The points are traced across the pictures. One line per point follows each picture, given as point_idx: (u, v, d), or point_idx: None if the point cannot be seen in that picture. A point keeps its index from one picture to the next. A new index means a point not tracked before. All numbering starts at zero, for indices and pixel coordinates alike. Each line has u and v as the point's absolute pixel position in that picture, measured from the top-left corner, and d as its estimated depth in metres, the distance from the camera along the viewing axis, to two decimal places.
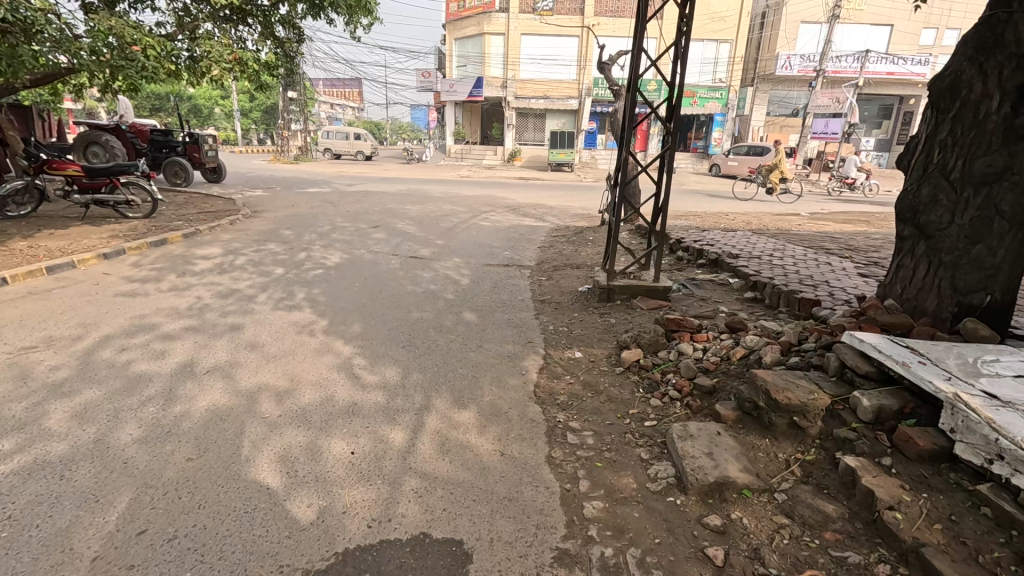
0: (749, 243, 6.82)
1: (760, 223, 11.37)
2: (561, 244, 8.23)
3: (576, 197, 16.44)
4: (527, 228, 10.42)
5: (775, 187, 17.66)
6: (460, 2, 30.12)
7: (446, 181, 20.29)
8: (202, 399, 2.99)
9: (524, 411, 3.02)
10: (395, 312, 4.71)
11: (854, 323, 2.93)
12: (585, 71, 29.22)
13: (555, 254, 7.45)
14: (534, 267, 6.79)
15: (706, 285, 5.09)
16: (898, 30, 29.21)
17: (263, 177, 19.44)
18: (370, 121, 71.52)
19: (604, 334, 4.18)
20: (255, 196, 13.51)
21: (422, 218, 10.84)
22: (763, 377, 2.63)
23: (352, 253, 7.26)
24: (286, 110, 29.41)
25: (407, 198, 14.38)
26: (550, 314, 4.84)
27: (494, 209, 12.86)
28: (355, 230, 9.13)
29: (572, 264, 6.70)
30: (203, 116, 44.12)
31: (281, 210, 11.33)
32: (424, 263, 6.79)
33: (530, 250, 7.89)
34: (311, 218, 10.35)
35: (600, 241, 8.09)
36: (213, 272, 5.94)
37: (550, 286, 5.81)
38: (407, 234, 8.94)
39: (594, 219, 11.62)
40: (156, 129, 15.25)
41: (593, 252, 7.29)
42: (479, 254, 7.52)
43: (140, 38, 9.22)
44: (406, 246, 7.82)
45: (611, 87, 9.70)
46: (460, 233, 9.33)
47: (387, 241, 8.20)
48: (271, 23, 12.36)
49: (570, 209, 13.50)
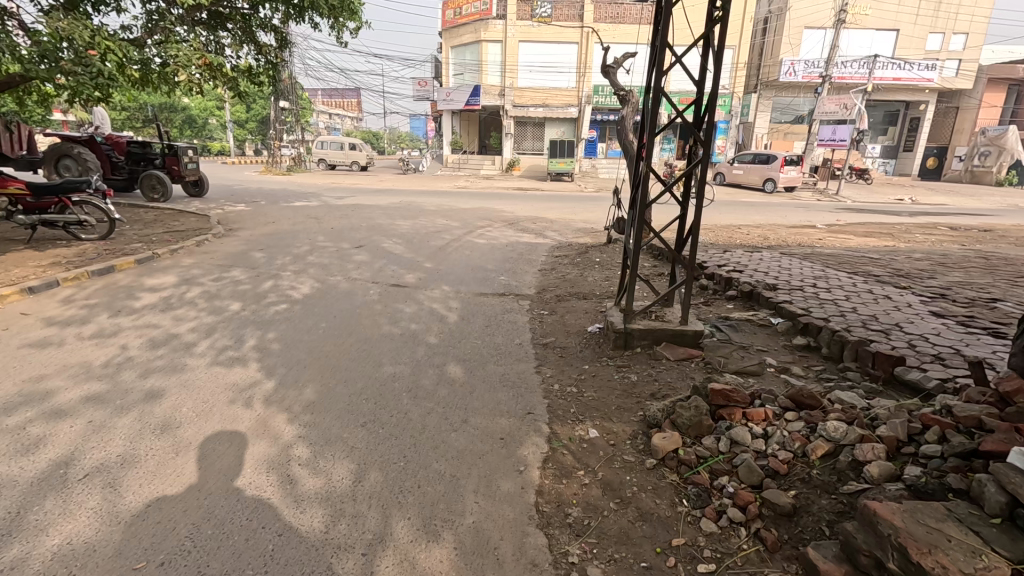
0: (783, 268, 5.90)
1: (778, 238, 10.51)
2: (564, 267, 7.31)
3: (576, 209, 15.63)
4: (526, 246, 9.55)
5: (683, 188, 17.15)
6: (456, 10, 29.54)
7: (441, 193, 19.49)
8: (56, 533, 2.08)
9: (521, 545, 2.11)
10: (363, 366, 3.80)
11: (1001, 420, 2.03)
12: (585, 78, 28.52)
13: (558, 281, 6.53)
14: (534, 296, 5.92)
15: (743, 326, 4.18)
16: (903, 35, 28.48)
17: (250, 189, 18.66)
18: (367, 132, 71.34)
19: (624, 401, 3.28)
20: (236, 212, 12.69)
21: (411, 235, 9.97)
22: (885, 515, 1.72)
23: (327, 281, 6.37)
24: (278, 120, 28.72)
25: (397, 212, 13.54)
26: (553, 366, 3.93)
27: (489, 224, 12.01)
28: (335, 252, 8.25)
29: (577, 294, 5.80)
30: (197, 128, 43.63)
31: (259, 228, 10.46)
32: (408, 293, 5.90)
33: (529, 274, 7.00)
34: (290, 237, 9.49)
35: (607, 264, 7.20)
36: (155, 309, 5.04)
37: (553, 323, 4.91)
38: (394, 255, 8.07)
39: (598, 234, 10.76)
40: (134, 141, 14.45)
41: (601, 278, 6.41)
42: (473, 280, 6.64)
43: (98, 41, 8.32)
44: (390, 271, 6.94)
45: (617, 92, 8.88)
46: (451, 253, 8.44)
47: (369, 265, 7.32)
48: (253, 27, 11.54)
49: (571, 223, 12.65)
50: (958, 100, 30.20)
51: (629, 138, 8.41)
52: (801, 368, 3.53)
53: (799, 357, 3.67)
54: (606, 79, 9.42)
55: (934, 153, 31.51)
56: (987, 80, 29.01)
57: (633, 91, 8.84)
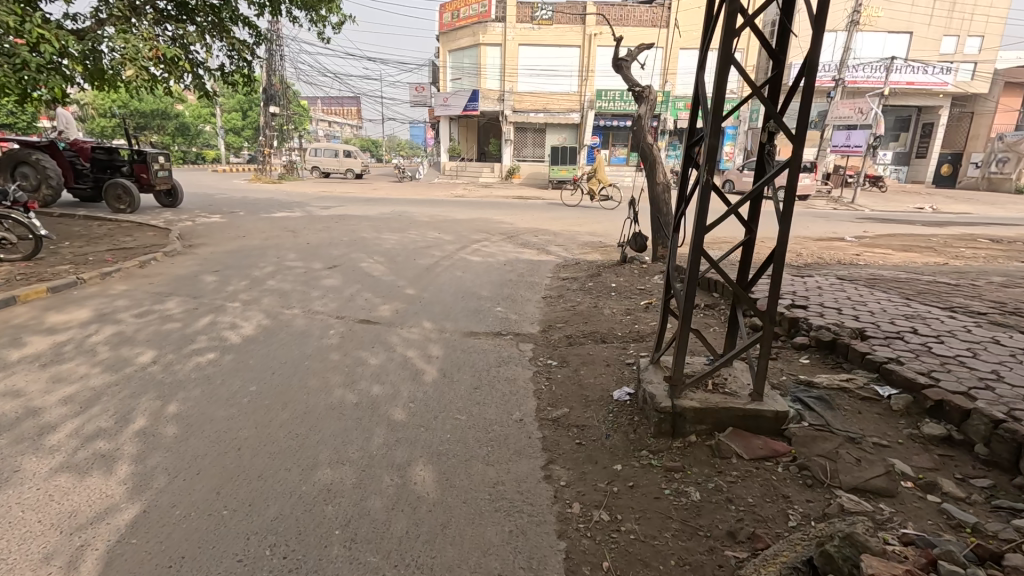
0: (852, 300, 4.68)
1: (810, 254, 9.30)
2: (573, 294, 6.09)
3: (580, 220, 14.44)
4: (526, 265, 8.31)
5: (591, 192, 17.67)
6: (455, 13, 28.54)
7: (436, 201, 18.33)
8: None
9: None
10: (286, 474, 2.53)
11: None
12: (587, 82, 27.42)
13: (566, 314, 5.31)
14: (538, 337, 4.69)
15: (840, 400, 2.93)
16: (917, 37, 27.41)
17: (231, 198, 17.52)
18: (365, 139, 70.63)
19: (689, 554, 2.03)
20: (206, 226, 11.52)
21: (396, 253, 8.74)
22: None
23: (281, 316, 5.11)
24: (268, 126, 27.61)
25: (383, 225, 12.33)
26: (571, 466, 2.68)
27: (486, 238, 10.78)
28: (303, 275, 6.99)
29: (593, 336, 4.58)
30: (190, 136, 42.84)
31: (224, 243, 9.22)
32: (379, 334, 4.65)
33: (530, 304, 5.76)
34: (256, 255, 8.28)
35: (626, 291, 5.95)
36: (36, 362, 3.80)
37: (565, 384, 3.67)
38: (373, 279, 6.84)
39: (608, 250, 9.59)
40: (100, 146, 13.22)
41: (621, 313, 5.17)
42: (462, 313, 5.40)
43: (29, 28, 7.17)
44: (362, 301, 5.70)
45: (633, 89, 7.73)
46: (439, 275, 7.19)
47: (338, 293, 6.06)
48: (224, 19, 10.38)
49: (577, 236, 11.44)
50: (974, 104, 29.10)
51: (646, 143, 7.19)
52: (956, 486, 2.27)
53: (942, 461, 2.43)
54: (617, 75, 8.26)
55: (948, 160, 30.28)
56: (1003, 83, 27.93)
57: (651, 88, 7.75)
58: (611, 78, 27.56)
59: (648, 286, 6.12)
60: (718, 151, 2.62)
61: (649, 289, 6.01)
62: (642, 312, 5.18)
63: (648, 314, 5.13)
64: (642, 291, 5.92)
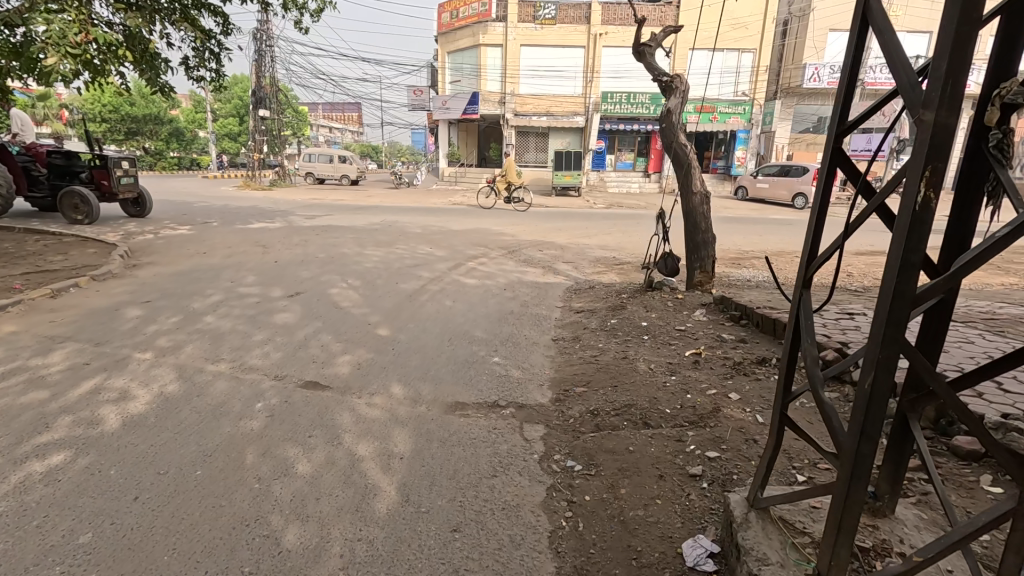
0: (998, 362, 3.42)
1: (861, 276, 7.93)
2: (593, 337, 4.71)
3: (588, 231, 13.14)
4: (530, 289, 6.95)
5: (503, 191, 16.98)
6: (454, 12, 27.32)
7: (432, 210, 17.07)
8: None
9: None
10: None
11: None
12: (592, 84, 26.18)
13: (586, 372, 3.92)
14: (552, 415, 3.30)
15: None
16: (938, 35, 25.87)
17: (212, 207, 16.30)
18: (365, 146, 70.02)
19: None
20: (168, 240, 10.24)
21: (375, 275, 7.40)
22: None
23: (200, 376, 3.75)
24: (258, 131, 26.44)
25: (369, 237, 11.01)
26: None
27: (484, 254, 9.43)
28: (254, 307, 5.65)
29: (628, 415, 3.19)
30: (185, 142, 41.95)
31: (178, 262, 7.91)
32: (325, 413, 3.27)
33: (536, 355, 4.39)
34: (209, 278, 6.95)
35: (663, 334, 4.54)
36: None
37: (598, 525, 2.27)
38: (341, 312, 5.48)
39: (625, 269, 8.29)
40: (58, 150, 11.97)
41: (661, 373, 3.76)
42: (445, 369, 4.02)
43: None
44: (317, 349, 4.33)
45: (658, 78, 6.45)
46: (423, 306, 5.82)
47: (289, 334, 4.69)
48: (185, 4, 9.25)
49: (587, 251, 10.09)
50: None
51: (680, 144, 5.83)
52: None
53: None
54: (639, 63, 6.93)
55: None
56: None
57: (683, 77, 6.41)
58: (616, 81, 26.31)
59: (688, 325, 4.74)
60: (959, 133, 1.20)
61: (692, 330, 4.63)
62: (692, 370, 3.80)
63: (700, 374, 3.73)
64: (682, 334, 4.54)
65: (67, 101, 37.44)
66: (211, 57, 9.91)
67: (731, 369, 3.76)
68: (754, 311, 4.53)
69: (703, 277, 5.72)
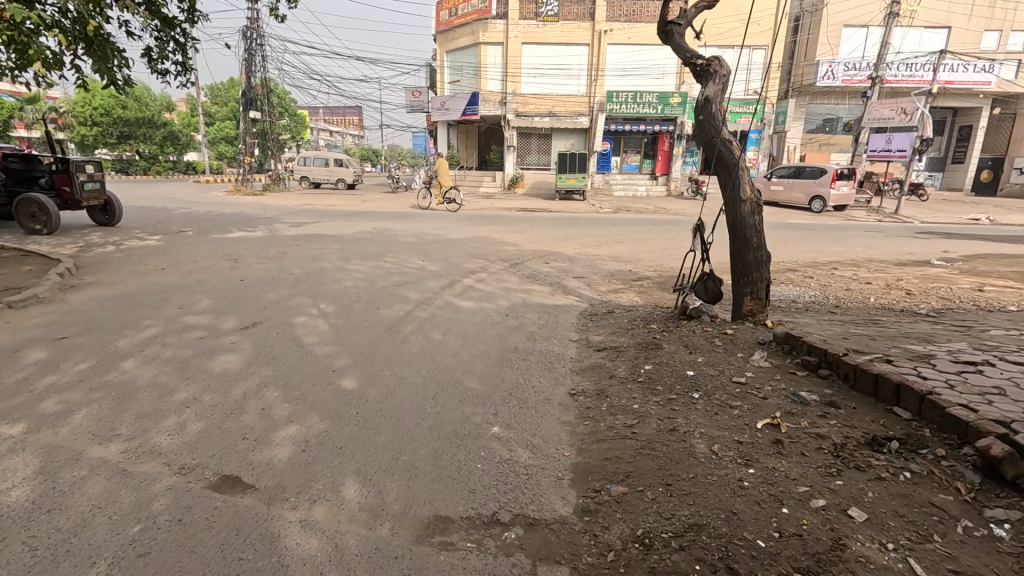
0: None
1: (920, 296, 6.79)
2: (623, 393, 3.56)
3: (597, 239, 12.02)
4: (535, 315, 5.80)
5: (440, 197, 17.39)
6: (453, 9, 26.30)
7: (428, 216, 15.97)
8: None
9: None
10: None
11: None
12: (597, 83, 25.13)
13: (620, 462, 2.77)
14: (582, 549, 2.15)
15: None
16: (957, 30, 24.67)
17: (192, 213, 15.27)
18: (365, 150, 69.22)
19: None
20: (130, 252, 9.13)
21: (354, 297, 6.27)
22: None
23: (70, 469, 2.61)
24: (248, 133, 25.34)
25: (355, 248, 9.91)
26: None
27: (483, 268, 8.33)
28: (194, 344, 4.51)
29: (701, 552, 2.05)
30: (180, 145, 41.00)
31: (127, 281, 6.81)
32: (229, 548, 2.11)
33: (552, 424, 3.24)
34: (151, 303, 5.83)
35: (718, 393, 3.39)
36: None
37: None
38: (301, 353, 4.33)
39: (645, 288, 7.18)
40: (15, 154, 10.88)
41: (731, 464, 2.61)
42: (424, 454, 2.86)
43: None
44: (252, 419, 3.19)
45: (691, 62, 5.34)
46: (404, 342, 4.68)
47: (224, 391, 3.55)
48: None
49: (597, 264, 8.95)
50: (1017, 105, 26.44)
51: (723, 140, 4.70)
52: None
53: None
54: (665, 44, 5.83)
55: (988, 165, 27.22)
56: None
57: (722, 59, 5.28)
58: (623, 79, 25.20)
59: (749, 378, 3.59)
60: None
61: (756, 386, 3.47)
62: (775, 457, 2.65)
63: (789, 465, 2.58)
64: (744, 393, 3.39)
65: (58, 102, 36.47)
66: (176, 47, 8.84)
67: (833, 458, 2.59)
68: (841, 360, 3.38)
69: (754, 305, 4.59)
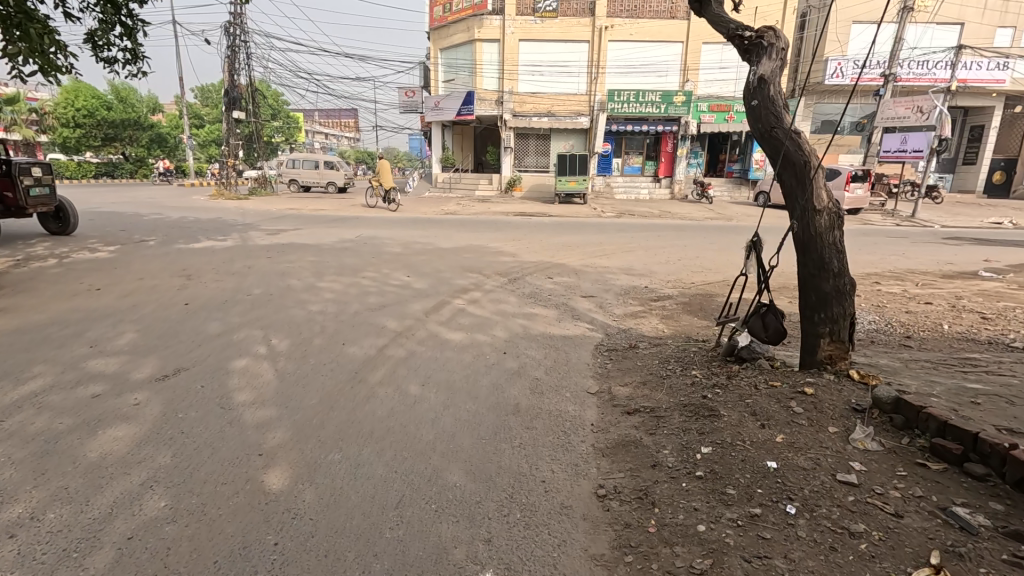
0: None
1: (1000, 322, 5.63)
2: (677, 501, 2.40)
3: (603, 248, 10.87)
4: (541, 352, 4.62)
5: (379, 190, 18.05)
6: (447, 5, 25.17)
7: (422, 222, 14.79)
8: None
9: None
10: None
11: None
12: (598, 82, 24.05)
13: None
14: None
15: None
16: (970, 27, 23.70)
17: (163, 219, 14.03)
18: (361, 153, 68.17)
19: None
20: (72, 267, 7.92)
21: (318, 328, 5.08)
22: None
23: None
24: (231, 134, 24.07)
25: (334, 261, 8.72)
26: None
27: (477, 285, 7.16)
28: (79, 408, 3.30)
29: None
30: (169, 147, 39.79)
31: (43, 307, 5.59)
32: None
33: (576, 568, 2.07)
34: (56, 336, 4.65)
35: (828, 509, 2.22)
36: None
37: None
38: (221, 424, 3.14)
39: (670, 311, 6.01)
40: None
41: None
42: None
43: None
44: (99, 568, 2.00)
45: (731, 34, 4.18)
46: (369, 401, 3.50)
47: (82, 503, 2.37)
48: None
49: (608, 280, 7.79)
50: None
51: (789, 132, 3.55)
52: None
53: None
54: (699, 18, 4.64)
55: (1000, 166, 26.09)
56: None
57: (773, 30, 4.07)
58: (625, 78, 24.12)
59: (862, 474, 2.44)
60: None
61: (879, 492, 2.32)
62: None
63: None
64: (865, 507, 2.23)
65: (40, 104, 35.19)
66: (124, 28, 7.64)
67: None
68: (1008, 458, 2.24)
69: (833, 350, 3.45)
